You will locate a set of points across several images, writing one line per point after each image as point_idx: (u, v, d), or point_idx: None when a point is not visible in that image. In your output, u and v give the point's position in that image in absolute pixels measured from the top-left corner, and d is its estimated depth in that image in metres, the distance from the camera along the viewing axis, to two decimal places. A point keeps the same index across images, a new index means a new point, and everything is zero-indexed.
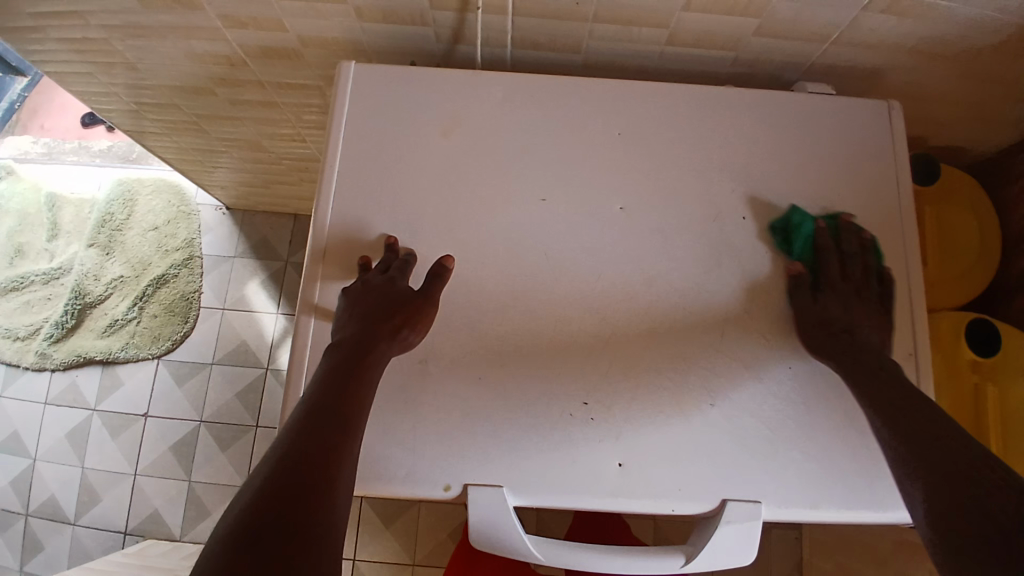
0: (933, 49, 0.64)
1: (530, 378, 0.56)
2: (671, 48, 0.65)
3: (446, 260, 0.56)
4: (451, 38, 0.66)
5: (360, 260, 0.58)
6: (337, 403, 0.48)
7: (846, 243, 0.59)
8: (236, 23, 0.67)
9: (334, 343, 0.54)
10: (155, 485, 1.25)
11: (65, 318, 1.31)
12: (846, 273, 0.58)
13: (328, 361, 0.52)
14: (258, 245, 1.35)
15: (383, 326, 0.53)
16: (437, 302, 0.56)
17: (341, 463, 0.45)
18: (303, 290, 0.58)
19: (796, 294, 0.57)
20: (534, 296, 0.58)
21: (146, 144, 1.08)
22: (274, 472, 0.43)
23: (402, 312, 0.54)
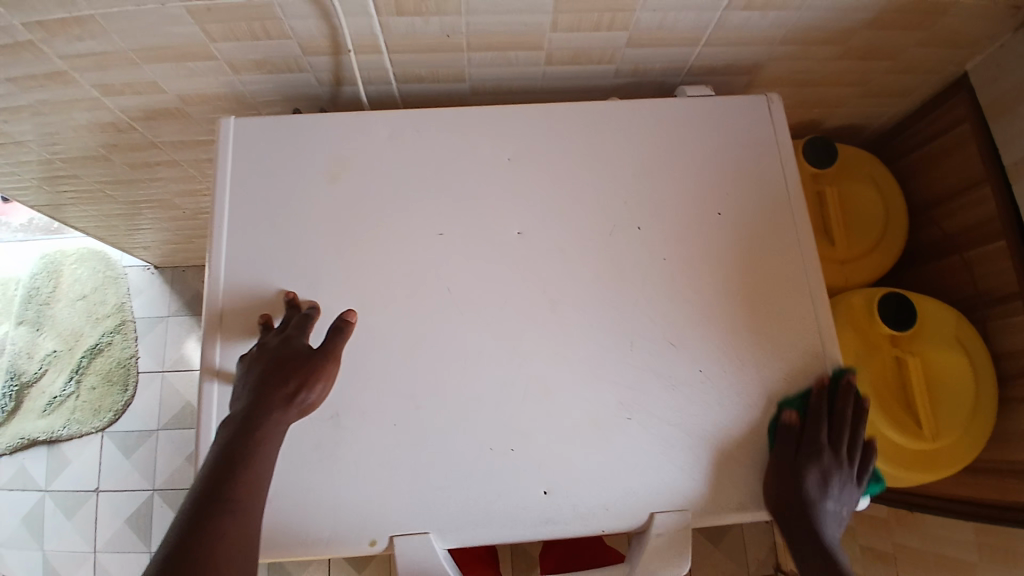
0: (802, 37, 0.65)
1: (813, 414, 0.56)
2: (553, 66, 0.65)
3: (349, 314, 0.56)
4: (333, 80, 0.65)
5: (260, 318, 0.57)
6: (226, 483, 0.47)
7: (846, 406, 0.56)
8: (113, 90, 0.66)
9: (231, 414, 0.52)
10: (117, 561, 1.21)
11: (2, 402, 1.26)
12: (824, 442, 0.55)
13: (224, 432, 0.50)
14: (194, 301, 1.32)
15: (276, 392, 0.51)
16: (339, 357, 0.54)
17: (232, 552, 0.44)
18: (203, 357, 0.56)
19: (790, 464, 0.54)
20: (436, 334, 0.57)
21: (61, 216, 1.06)
22: (159, 569, 0.42)
23: (296, 376, 0.52)
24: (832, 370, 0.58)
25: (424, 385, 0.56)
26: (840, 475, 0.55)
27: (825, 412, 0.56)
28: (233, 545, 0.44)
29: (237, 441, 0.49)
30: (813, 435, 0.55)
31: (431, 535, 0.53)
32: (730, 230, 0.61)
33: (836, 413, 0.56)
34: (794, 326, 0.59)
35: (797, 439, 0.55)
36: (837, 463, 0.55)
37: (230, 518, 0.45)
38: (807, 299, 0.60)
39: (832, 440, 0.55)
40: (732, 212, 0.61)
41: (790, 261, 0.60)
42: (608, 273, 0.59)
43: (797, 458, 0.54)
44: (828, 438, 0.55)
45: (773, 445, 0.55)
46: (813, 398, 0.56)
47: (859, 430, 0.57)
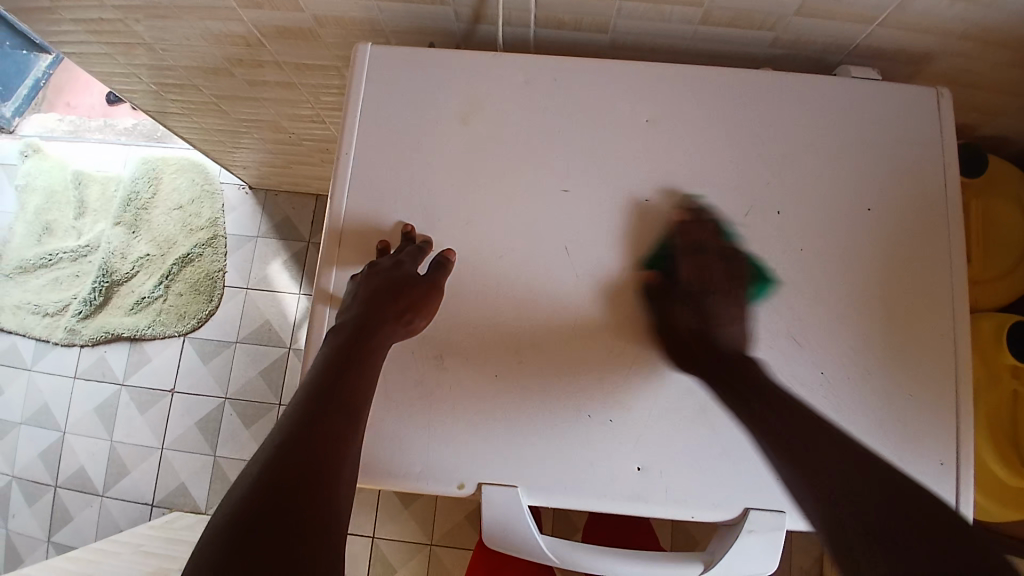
0: (991, 29, 0.59)
1: (677, 253, 0.56)
2: (706, 28, 0.61)
3: (450, 253, 0.55)
4: (472, 17, 0.62)
5: (378, 246, 0.57)
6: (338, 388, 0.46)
7: (693, 240, 0.56)
8: (251, 2, 0.66)
9: (336, 328, 0.52)
10: (182, 459, 1.30)
11: (94, 295, 1.34)
12: (693, 282, 0.56)
13: (329, 346, 0.50)
14: (281, 225, 1.35)
15: (387, 310, 0.51)
16: (442, 291, 0.54)
17: (342, 453, 0.43)
18: (317, 280, 0.57)
19: (650, 312, 0.55)
20: (547, 293, 0.55)
21: (169, 124, 1.08)
22: (273, 459, 0.41)
23: (408, 297, 0.52)
24: (961, 393, 0.54)
25: (528, 342, 0.55)
26: (725, 307, 0.55)
27: (679, 249, 0.56)
28: (345, 446, 0.44)
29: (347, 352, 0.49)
30: (677, 261, 0.56)
31: (520, 489, 0.53)
32: (877, 229, 0.56)
33: (681, 250, 0.56)
34: (928, 338, 0.55)
35: (670, 286, 0.55)
36: (714, 295, 0.55)
37: (341, 419, 0.45)
38: (947, 313, 0.55)
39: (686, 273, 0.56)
40: (882, 209, 0.56)
41: (932, 269, 0.56)
42: (738, 256, 0.55)
43: (660, 309, 0.55)
44: (691, 274, 0.56)
45: (654, 294, 0.55)
46: (670, 264, 0.56)
47: (706, 270, 0.56)
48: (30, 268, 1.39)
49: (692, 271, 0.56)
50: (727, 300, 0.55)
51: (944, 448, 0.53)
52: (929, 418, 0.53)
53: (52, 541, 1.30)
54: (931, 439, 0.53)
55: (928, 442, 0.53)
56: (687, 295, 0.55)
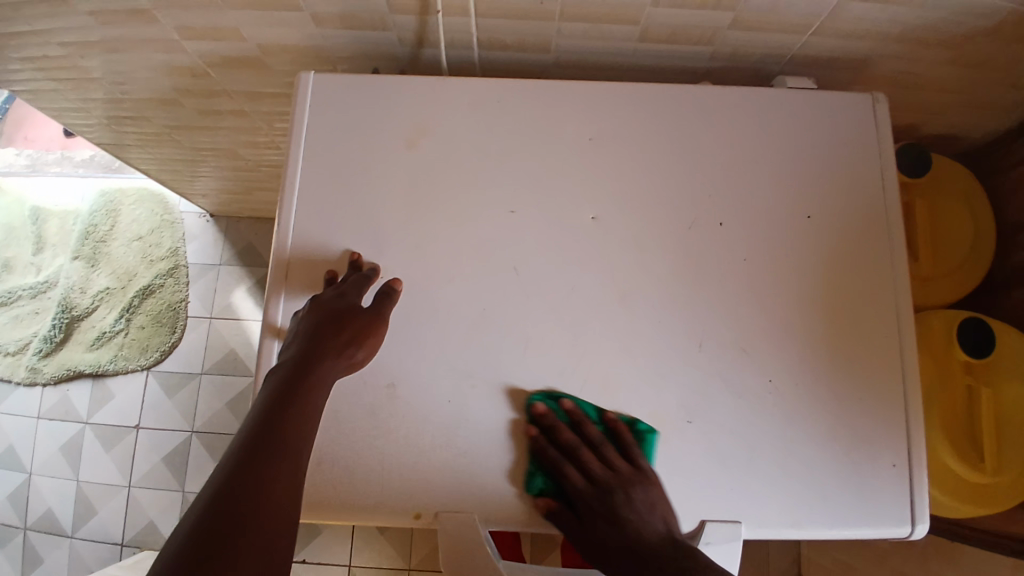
0: (919, 37, 0.61)
1: (575, 448, 0.52)
2: (645, 45, 0.62)
3: (396, 281, 0.55)
4: (415, 41, 0.63)
5: (325, 275, 0.56)
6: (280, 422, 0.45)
7: (593, 435, 0.53)
8: (193, 33, 0.65)
9: (279, 362, 0.51)
10: (150, 496, 1.26)
11: (54, 332, 1.31)
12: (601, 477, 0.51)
13: (271, 381, 0.48)
14: (244, 252, 1.33)
15: (330, 341, 0.50)
16: (387, 320, 0.53)
17: (285, 491, 0.42)
18: (265, 312, 0.56)
19: (564, 529, 0.51)
20: (569, 446, 0.52)
21: (124, 156, 1.07)
22: (210, 506, 0.39)
23: (351, 328, 0.51)
24: (909, 395, 0.55)
25: (609, 414, 0.53)
26: (627, 496, 0.50)
27: (587, 440, 0.53)
28: (287, 485, 0.42)
29: (289, 384, 0.47)
30: (575, 458, 0.52)
31: (476, 514, 0.52)
32: (820, 236, 0.57)
33: (583, 444, 0.52)
34: (873, 342, 0.56)
35: (577, 495, 0.51)
36: (618, 487, 0.50)
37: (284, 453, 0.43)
38: (892, 317, 0.56)
39: (597, 469, 0.51)
40: (823, 217, 0.57)
41: (874, 274, 0.57)
42: (685, 269, 0.56)
43: (579, 522, 0.51)
44: (600, 467, 0.52)
45: (561, 503, 0.52)
46: (544, 461, 0.52)
47: (610, 465, 0.52)
48: None
49: (593, 463, 0.52)
50: (630, 485, 0.50)
51: (895, 450, 0.54)
52: (877, 420, 0.54)
53: None
54: (881, 442, 0.54)
55: (878, 445, 0.54)
56: (585, 497, 0.51)
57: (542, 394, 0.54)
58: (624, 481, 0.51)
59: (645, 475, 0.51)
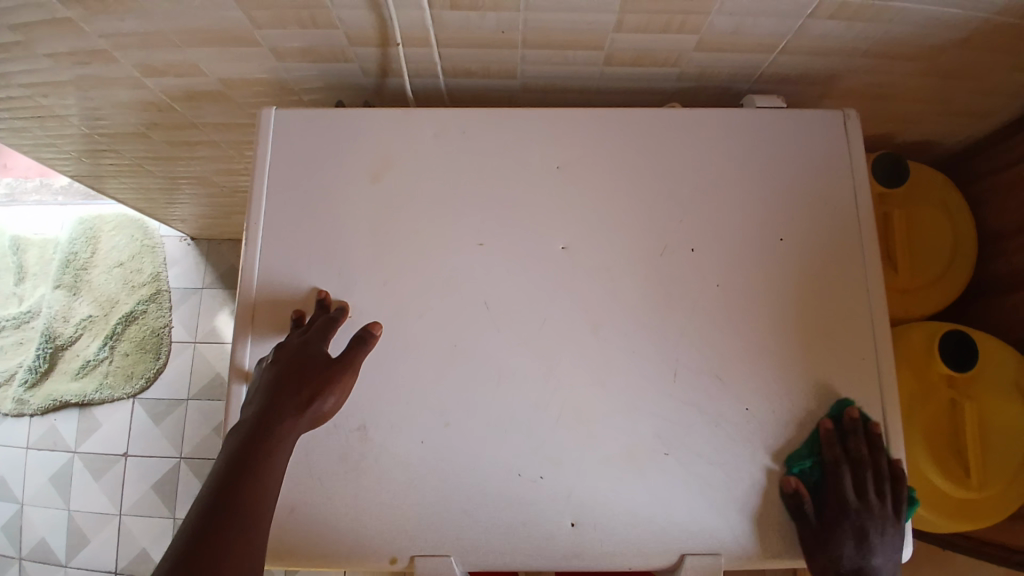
0: (888, 50, 0.60)
1: (856, 461, 0.52)
2: (612, 68, 0.61)
3: (374, 326, 0.53)
4: (378, 71, 0.62)
5: (292, 315, 0.56)
6: (237, 484, 0.43)
7: (858, 452, 0.52)
8: (154, 71, 0.64)
9: (243, 416, 0.49)
10: (141, 524, 1.25)
11: (38, 363, 1.30)
12: (859, 494, 0.51)
13: (234, 437, 0.47)
14: (227, 275, 1.32)
15: (292, 395, 0.49)
16: (358, 368, 0.52)
17: (238, 563, 0.40)
18: (233, 355, 0.55)
19: (795, 515, 0.52)
20: (830, 459, 0.52)
21: (100, 187, 1.06)
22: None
23: (314, 380, 0.50)
24: (887, 416, 0.54)
25: (876, 429, 0.53)
26: (881, 527, 0.50)
27: (844, 457, 0.52)
28: (243, 553, 0.40)
29: (250, 442, 0.46)
30: (836, 473, 0.51)
31: (452, 557, 0.51)
32: (792, 259, 0.56)
33: (867, 459, 0.52)
34: (851, 364, 0.55)
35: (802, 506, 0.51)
36: (874, 513, 0.50)
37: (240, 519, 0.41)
38: (868, 338, 0.55)
39: (869, 486, 0.51)
40: (795, 239, 0.57)
41: (848, 294, 0.56)
42: (658, 297, 0.55)
43: (814, 522, 0.51)
44: (853, 485, 0.51)
45: (805, 511, 0.51)
46: (822, 452, 0.52)
47: (881, 493, 0.51)
48: None
49: (853, 483, 0.51)
50: (870, 512, 0.50)
51: None
52: None
53: None
54: None
55: None
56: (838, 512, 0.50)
57: (841, 402, 0.54)
58: (885, 513, 0.50)
59: (900, 520, 0.51)
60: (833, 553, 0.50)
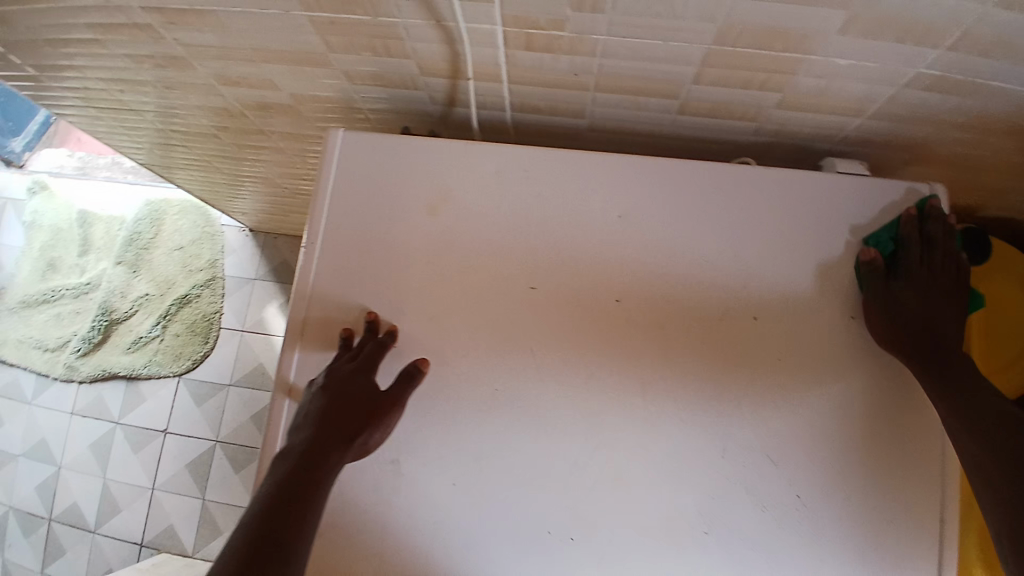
0: (985, 125, 0.56)
1: (930, 244, 0.53)
2: (685, 116, 0.59)
3: (422, 362, 0.53)
4: (446, 100, 0.61)
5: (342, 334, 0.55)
6: (282, 512, 0.42)
7: (935, 232, 0.53)
8: (229, 81, 0.66)
9: (287, 445, 0.48)
10: (173, 501, 1.30)
11: (92, 333, 1.35)
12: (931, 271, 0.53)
13: (278, 467, 0.46)
14: (278, 268, 1.35)
15: (342, 428, 0.49)
16: (404, 404, 0.51)
17: None
18: (279, 368, 0.55)
19: (869, 282, 0.53)
20: (908, 234, 0.53)
21: (167, 175, 1.10)
22: None
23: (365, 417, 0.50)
24: (947, 521, 0.50)
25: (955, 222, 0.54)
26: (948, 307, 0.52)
27: (920, 237, 0.53)
28: None
29: (294, 471, 0.45)
30: (909, 251, 0.53)
31: None
32: (861, 339, 0.53)
33: (945, 245, 0.53)
34: (913, 457, 0.51)
35: (878, 275, 0.52)
36: (942, 293, 0.52)
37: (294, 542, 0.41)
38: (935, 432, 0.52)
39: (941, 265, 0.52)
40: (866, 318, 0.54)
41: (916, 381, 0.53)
42: (713, 363, 0.53)
43: (886, 287, 0.52)
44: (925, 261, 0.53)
45: (878, 280, 0.52)
46: (903, 230, 0.53)
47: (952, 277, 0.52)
48: (34, 304, 1.41)
49: (925, 261, 0.53)
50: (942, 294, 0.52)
51: None
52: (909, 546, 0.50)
53: None
54: (910, 567, 0.50)
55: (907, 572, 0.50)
56: (909, 285, 0.52)
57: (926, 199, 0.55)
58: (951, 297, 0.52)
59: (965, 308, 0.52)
60: (906, 317, 0.51)
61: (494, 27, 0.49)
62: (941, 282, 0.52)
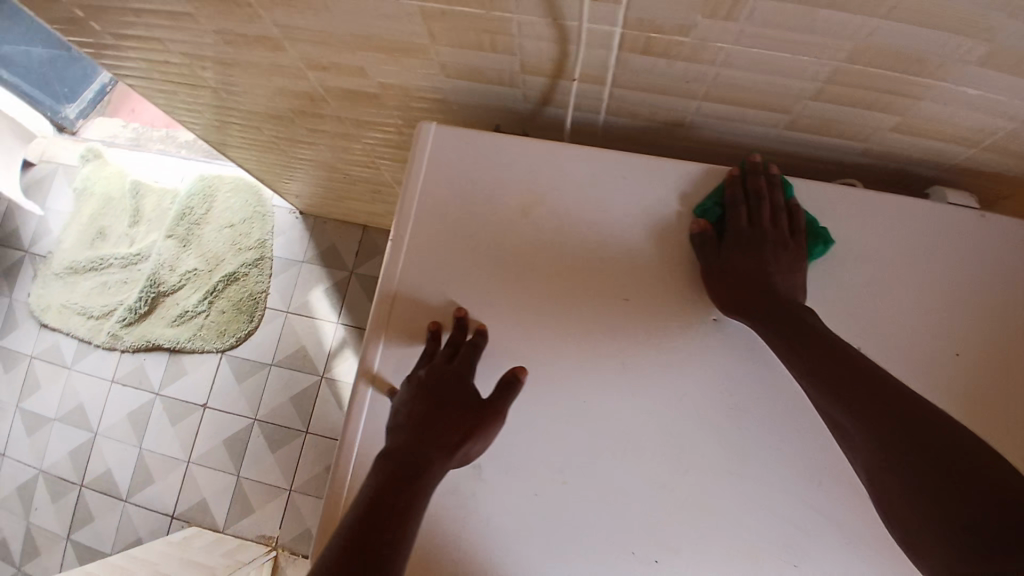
0: None
1: (754, 201, 0.54)
2: (789, 131, 0.57)
3: (520, 370, 0.51)
4: (540, 99, 0.59)
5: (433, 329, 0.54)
6: (383, 517, 0.43)
7: (759, 188, 0.54)
8: (318, 66, 0.65)
9: (388, 446, 0.49)
10: (207, 475, 1.31)
11: (139, 305, 1.36)
12: (757, 225, 0.54)
13: (380, 469, 0.47)
14: (326, 252, 1.36)
15: (442, 436, 0.48)
16: (505, 414, 0.50)
17: None
18: (363, 357, 0.55)
19: (703, 252, 0.54)
20: (733, 195, 0.55)
21: (227, 153, 1.10)
22: None
23: (462, 430, 0.49)
24: None
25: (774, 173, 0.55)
26: (777, 255, 0.53)
27: (742, 196, 0.55)
28: None
29: (395, 476, 0.46)
30: (734, 211, 0.55)
31: None
32: (961, 376, 0.52)
33: (772, 199, 0.54)
34: None
35: (707, 242, 0.54)
36: (771, 244, 0.53)
37: (390, 552, 0.41)
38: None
39: (765, 219, 0.54)
40: (973, 356, 0.53)
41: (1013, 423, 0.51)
42: None
43: (716, 253, 0.54)
44: (752, 220, 0.54)
45: (705, 247, 0.54)
46: (727, 192, 0.55)
47: (781, 225, 0.54)
48: (81, 270, 1.43)
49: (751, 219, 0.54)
50: (777, 248, 0.53)
51: None
52: None
53: (72, 540, 1.32)
54: None
55: None
56: (735, 244, 0.54)
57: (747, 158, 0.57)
58: (784, 244, 0.53)
59: (801, 254, 0.53)
60: (731, 279, 0.52)
61: (613, 29, 0.47)
62: (771, 238, 0.53)
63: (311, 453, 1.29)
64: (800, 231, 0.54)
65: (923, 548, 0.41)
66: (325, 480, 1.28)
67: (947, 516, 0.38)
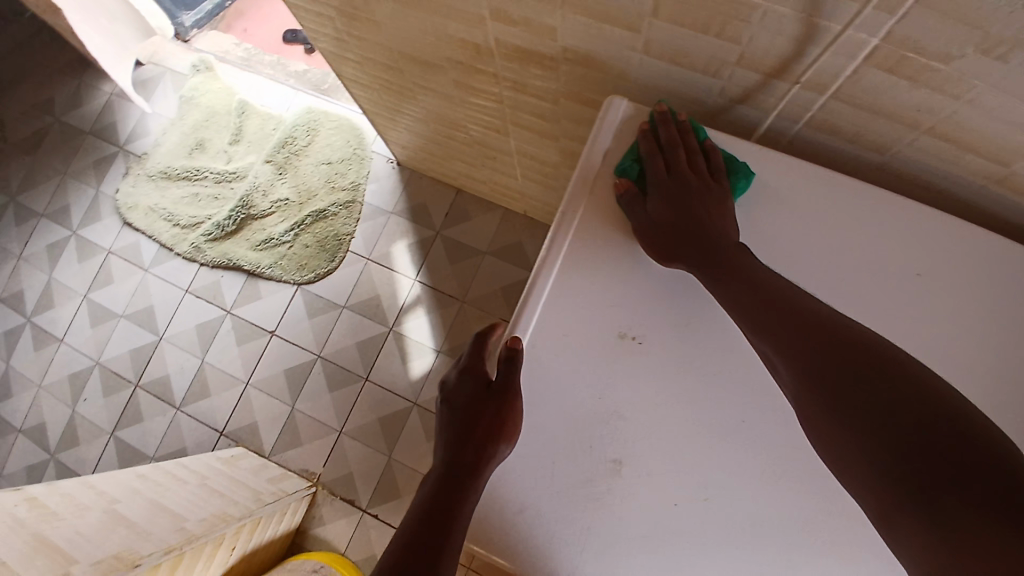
0: None
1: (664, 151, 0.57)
2: (997, 186, 0.54)
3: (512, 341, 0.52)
4: (739, 97, 0.57)
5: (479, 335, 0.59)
6: (429, 525, 0.47)
7: (666, 138, 0.56)
8: (505, 18, 0.59)
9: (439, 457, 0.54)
10: (263, 400, 1.33)
11: (227, 222, 1.38)
12: (677, 174, 0.56)
13: (431, 481, 0.52)
14: (417, 208, 1.36)
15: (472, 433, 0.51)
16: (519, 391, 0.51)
17: None
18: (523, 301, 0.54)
19: (629, 209, 0.55)
20: (647, 149, 0.57)
21: (348, 90, 1.02)
22: None
23: (494, 417, 0.51)
24: None
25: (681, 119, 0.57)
26: (703, 199, 0.54)
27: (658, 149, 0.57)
28: None
29: (441, 486, 0.50)
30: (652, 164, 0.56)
31: None
32: None
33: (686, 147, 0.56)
34: None
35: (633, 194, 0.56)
36: (695, 190, 0.55)
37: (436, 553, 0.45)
38: None
39: (683, 167, 0.56)
40: None
41: None
42: None
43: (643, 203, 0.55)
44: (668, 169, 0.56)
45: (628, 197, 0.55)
46: (641, 147, 0.57)
47: (699, 170, 0.56)
48: (174, 177, 1.45)
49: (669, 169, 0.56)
50: (701, 192, 0.55)
51: None
52: None
53: (116, 436, 1.36)
54: None
55: None
56: (658, 194, 0.55)
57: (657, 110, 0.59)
58: (709, 187, 0.55)
59: (724, 194, 0.55)
60: (662, 228, 0.54)
61: (869, 39, 0.45)
62: (692, 185, 0.55)
63: (366, 400, 1.30)
64: (721, 175, 0.55)
65: (854, 475, 0.43)
66: (375, 429, 1.29)
67: (890, 446, 0.40)
